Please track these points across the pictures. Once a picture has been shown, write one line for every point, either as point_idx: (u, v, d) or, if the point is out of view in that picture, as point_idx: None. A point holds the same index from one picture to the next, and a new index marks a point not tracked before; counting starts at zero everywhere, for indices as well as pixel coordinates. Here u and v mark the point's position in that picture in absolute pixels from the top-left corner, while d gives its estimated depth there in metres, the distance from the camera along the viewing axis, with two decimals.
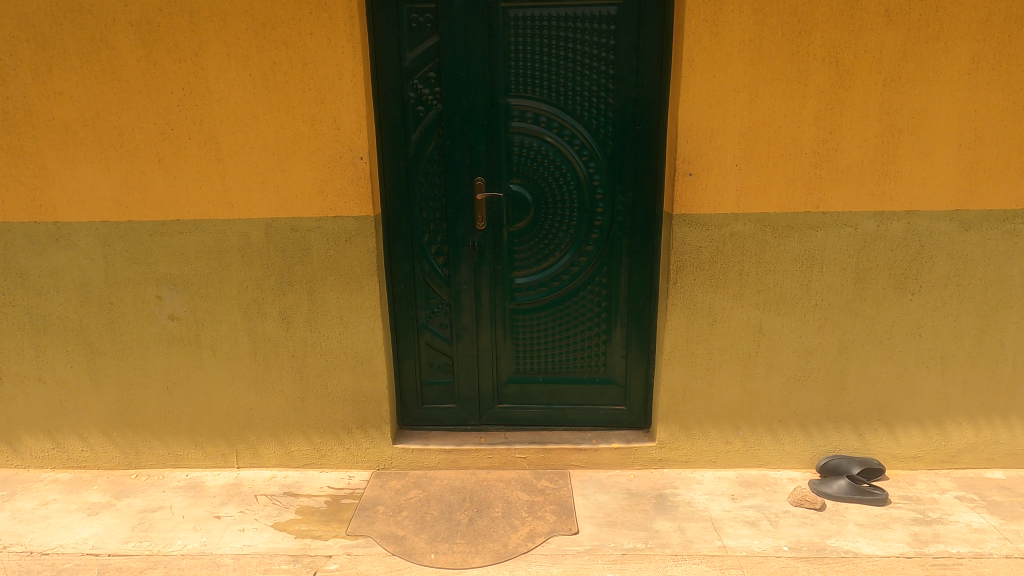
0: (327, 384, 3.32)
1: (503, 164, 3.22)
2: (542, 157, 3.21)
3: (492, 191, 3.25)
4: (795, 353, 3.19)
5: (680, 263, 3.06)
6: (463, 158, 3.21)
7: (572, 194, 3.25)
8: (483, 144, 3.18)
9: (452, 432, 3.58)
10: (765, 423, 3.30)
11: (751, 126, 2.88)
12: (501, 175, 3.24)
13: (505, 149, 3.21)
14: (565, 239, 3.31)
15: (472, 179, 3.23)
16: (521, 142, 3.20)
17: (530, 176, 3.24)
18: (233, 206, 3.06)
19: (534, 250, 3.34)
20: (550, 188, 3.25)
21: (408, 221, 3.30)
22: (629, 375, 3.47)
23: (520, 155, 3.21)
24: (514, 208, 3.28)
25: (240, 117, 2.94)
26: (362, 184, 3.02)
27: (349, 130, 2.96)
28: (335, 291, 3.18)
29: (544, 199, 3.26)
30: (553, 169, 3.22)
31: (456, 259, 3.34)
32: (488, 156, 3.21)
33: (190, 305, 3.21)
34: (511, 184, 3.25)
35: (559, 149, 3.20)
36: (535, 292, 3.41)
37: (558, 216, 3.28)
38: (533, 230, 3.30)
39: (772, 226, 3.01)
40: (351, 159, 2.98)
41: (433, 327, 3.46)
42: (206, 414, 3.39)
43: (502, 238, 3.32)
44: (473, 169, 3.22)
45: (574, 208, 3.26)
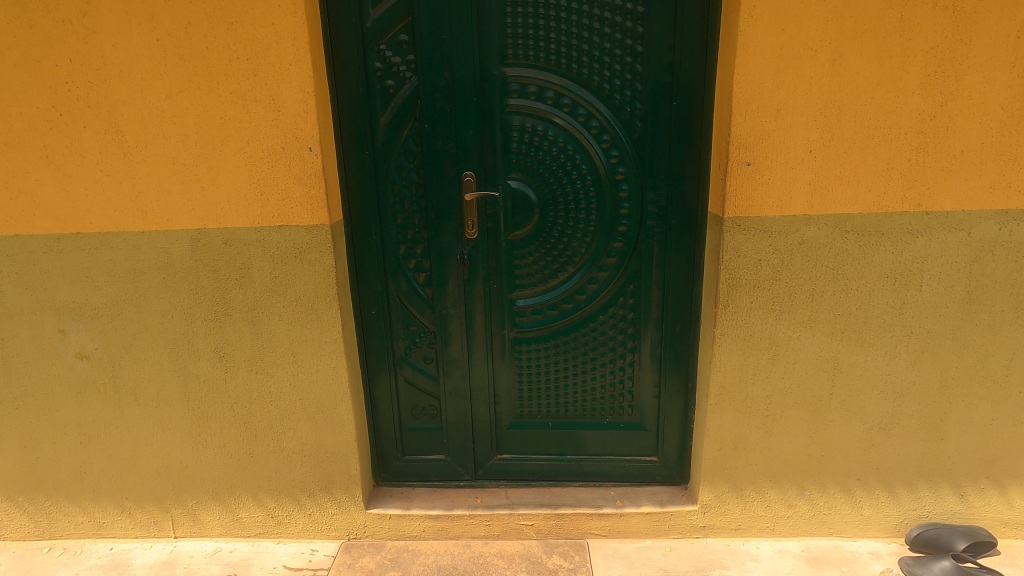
0: (281, 436, 2.63)
1: (498, 153, 2.49)
2: (548, 146, 2.48)
3: (485, 189, 2.52)
4: (880, 394, 2.46)
5: (732, 281, 2.33)
6: (447, 148, 2.48)
7: (588, 191, 2.51)
8: (472, 128, 2.45)
9: (441, 489, 2.89)
10: (838, 482, 2.58)
11: (831, 98, 2.13)
12: (496, 169, 2.50)
13: (501, 136, 2.47)
14: (580, 250, 2.59)
15: (459, 174, 2.51)
16: (521, 126, 2.46)
17: (533, 170, 2.50)
18: (148, 214, 2.36)
19: (540, 264, 2.62)
20: (560, 184, 2.51)
21: (377, 230, 2.57)
22: (662, 419, 2.75)
23: (520, 144, 2.48)
24: (514, 211, 2.54)
25: (150, 98, 2.23)
26: (312, 183, 2.30)
27: (293, 113, 2.23)
28: (285, 322, 2.47)
29: (552, 199, 2.53)
30: (564, 159, 2.49)
31: (441, 276, 2.63)
32: (479, 143, 2.47)
33: (102, 341, 2.52)
34: (509, 180, 2.52)
35: (570, 134, 2.46)
36: (542, 316, 2.69)
37: (570, 221, 2.55)
38: (539, 239, 2.58)
39: (858, 231, 2.26)
40: (298, 151, 2.26)
41: (414, 361, 2.76)
42: (132, 474, 2.71)
43: (500, 250, 2.60)
44: (461, 161, 2.49)
45: (590, 211, 2.53)
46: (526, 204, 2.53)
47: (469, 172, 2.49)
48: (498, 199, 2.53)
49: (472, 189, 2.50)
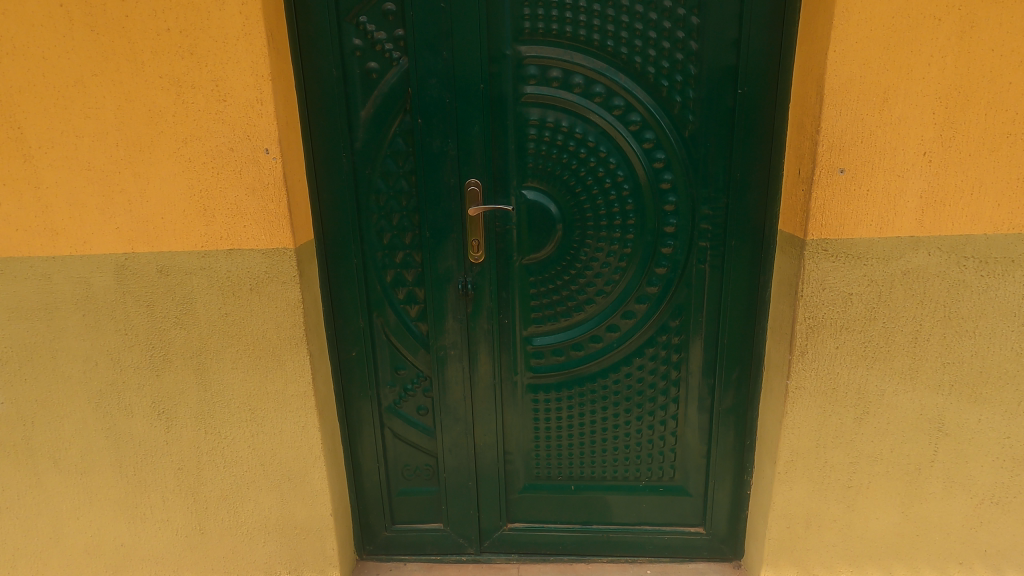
0: (238, 510, 2.10)
1: (512, 156, 1.96)
2: (575, 147, 1.95)
3: (495, 201, 2.00)
4: (995, 462, 1.94)
5: (814, 321, 1.82)
6: (446, 150, 1.95)
7: (624, 203, 1.99)
8: (478, 123, 1.92)
9: (440, 565, 2.37)
10: (935, 568, 2.06)
11: (956, 84, 1.61)
12: (509, 176, 1.98)
13: (515, 134, 1.95)
14: (612, 277, 2.06)
15: (462, 183, 1.98)
16: (540, 121, 1.93)
17: (555, 177, 1.98)
18: (60, 235, 1.83)
19: (563, 295, 2.09)
20: (590, 196, 1.99)
21: (358, 252, 2.04)
22: (712, 484, 2.23)
23: (539, 145, 1.95)
24: (530, 229, 2.02)
25: (56, 84, 1.70)
26: (270, 195, 1.77)
27: (242, 103, 1.70)
28: (241, 370, 1.95)
29: (579, 214, 2.01)
30: (594, 164, 1.96)
31: (439, 310, 2.11)
32: (488, 142, 1.94)
33: (9, 394, 1.99)
34: (524, 190, 1.99)
35: (603, 132, 1.94)
36: (564, 357, 2.17)
37: (601, 241, 2.03)
38: (562, 264, 2.06)
39: (981, 257, 1.74)
40: (251, 153, 1.73)
41: (406, 412, 2.24)
42: (53, 554, 2.18)
43: (513, 277, 2.07)
44: (464, 165, 1.96)
45: (626, 228, 2.01)
46: (545, 220, 2.01)
47: (475, 180, 1.97)
48: (511, 214, 2.00)
49: (478, 201, 1.98)
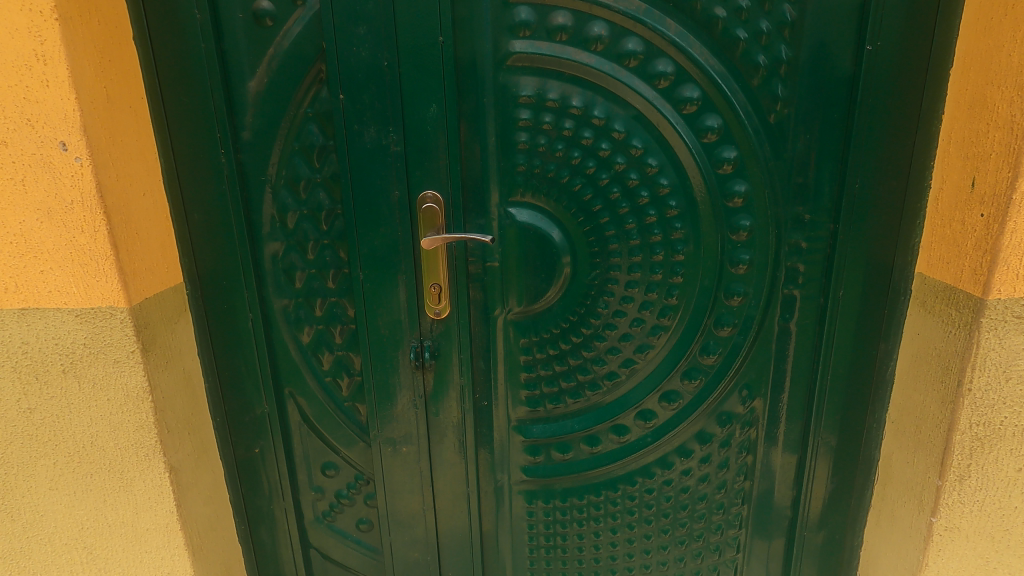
0: None
1: (491, 154, 1.24)
2: (591, 140, 1.22)
3: (465, 224, 1.28)
4: None
5: (984, 428, 1.12)
6: (386, 146, 1.22)
7: (667, 229, 1.27)
8: (436, 102, 1.20)
9: None
10: None
11: None
12: (487, 186, 1.26)
13: (495, 120, 1.22)
14: (646, 341, 1.35)
15: (413, 196, 1.26)
16: (536, 98, 1.20)
17: (559, 188, 1.25)
18: None
19: (569, 366, 1.38)
20: (613, 217, 1.27)
21: (256, 301, 1.33)
22: None
23: (534, 139, 1.22)
24: (520, 269, 1.31)
25: None
26: (76, 220, 1.06)
27: (13, 64, 0.98)
28: (63, 492, 1.23)
29: (596, 246, 1.29)
30: (623, 166, 1.23)
31: (385, 385, 1.40)
32: (452, 133, 1.21)
33: None
34: (510, 208, 1.27)
35: (637, 118, 1.20)
36: (571, 454, 1.45)
37: (630, 286, 1.31)
38: (569, 320, 1.34)
39: None
40: (37, 151, 1.02)
41: (340, 528, 1.53)
42: None
43: (493, 340, 1.36)
44: (415, 169, 1.24)
45: (669, 266, 1.29)
46: (543, 255, 1.29)
47: (433, 193, 1.25)
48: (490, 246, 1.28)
49: (439, 226, 1.27)
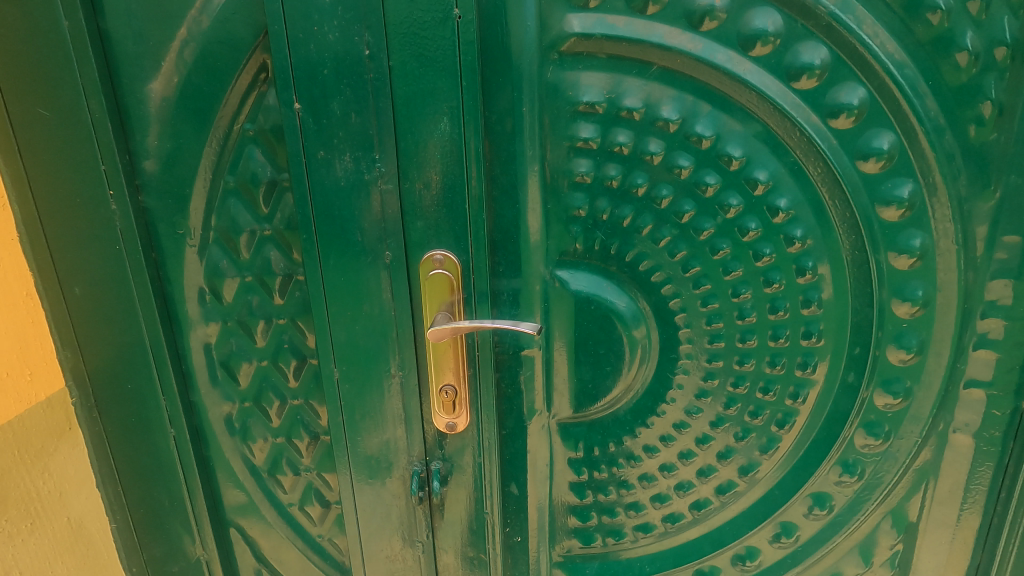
0: None
1: (532, 193, 0.80)
2: (688, 171, 0.78)
3: (492, 297, 0.85)
4: None
5: None
6: (369, 182, 0.78)
7: (798, 303, 0.84)
8: (447, 114, 0.75)
9: None
10: None
11: None
12: (525, 241, 0.82)
13: (539, 139, 0.78)
14: (754, 458, 0.93)
15: (412, 257, 0.82)
16: (606, 105, 0.77)
17: (635, 242, 0.83)
18: None
19: (639, 489, 0.97)
20: (715, 286, 0.84)
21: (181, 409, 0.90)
22: None
23: (599, 169, 0.80)
24: (571, 360, 0.89)
25: None
26: None
27: None
28: None
29: (686, 326, 0.86)
30: (735, 210, 0.80)
31: (374, 520, 0.97)
32: (471, 162, 0.77)
33: None
34: (560, 274, 0.85)
35: (761, 137, 0.77)
36: None
37: (736, 383, 0.88)
38: (642, 428, 0.93)
39: None
40: None
41: None
42: None
43: (531, 457, 0.94)
44: (415, 217, 0.80)
45: (797, 357, 0.86)
46: (607, 342, 0.87)
47: (442, 253, 0.81)
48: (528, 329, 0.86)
49: (450, 301, 0.83)
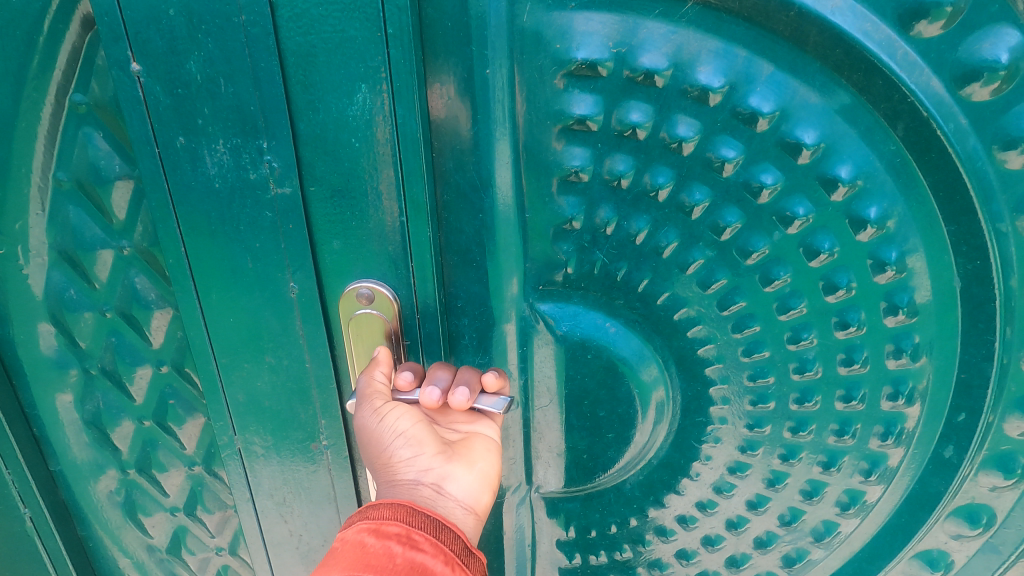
0: None
1: (504, 200, 0.55)
2: (734, 166, 0.54)
3: (449, 339, 0.62)
4: None
5: None
6: (256, 184, 0.52)
7: (882, 354, 0.60)
8: (365, 79, 0.49)
9: None
10: None
11: None
12: (494, 266, 0.58)
13: (513, 119, 0.53)
14: (804, 546, 0.72)
15: (330, 289, 0.57)
16: (612, 66, 0.51)
17: (653, 266, 0.59)
18: None
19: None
20: (767, 330, 0.60)
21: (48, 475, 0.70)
22: None
23: (603, 164, 0.55)
24: (560, 423, 0.65)
25: None
26: None
27: None
28: None
29: (721, 381, 0.63)
30: (803, 222, 0.55)
31: None
32: (407, 155, 0.51)
33: None
34: (546, 311, 0.60)
35: (849, 113, 0.51)
36: None
37: (790, 457, 0.66)
38: (656, 505, 0.70)
39: None
40: None
41: None
42: None
43: (508, 540, 0.72)
44: (331, 234, 0.55)
45: (874, 424, 0.63)
46: (609, 402, 0.63)
47: (369, 287, 0.56)
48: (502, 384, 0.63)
49: (388, 347, 0.59)
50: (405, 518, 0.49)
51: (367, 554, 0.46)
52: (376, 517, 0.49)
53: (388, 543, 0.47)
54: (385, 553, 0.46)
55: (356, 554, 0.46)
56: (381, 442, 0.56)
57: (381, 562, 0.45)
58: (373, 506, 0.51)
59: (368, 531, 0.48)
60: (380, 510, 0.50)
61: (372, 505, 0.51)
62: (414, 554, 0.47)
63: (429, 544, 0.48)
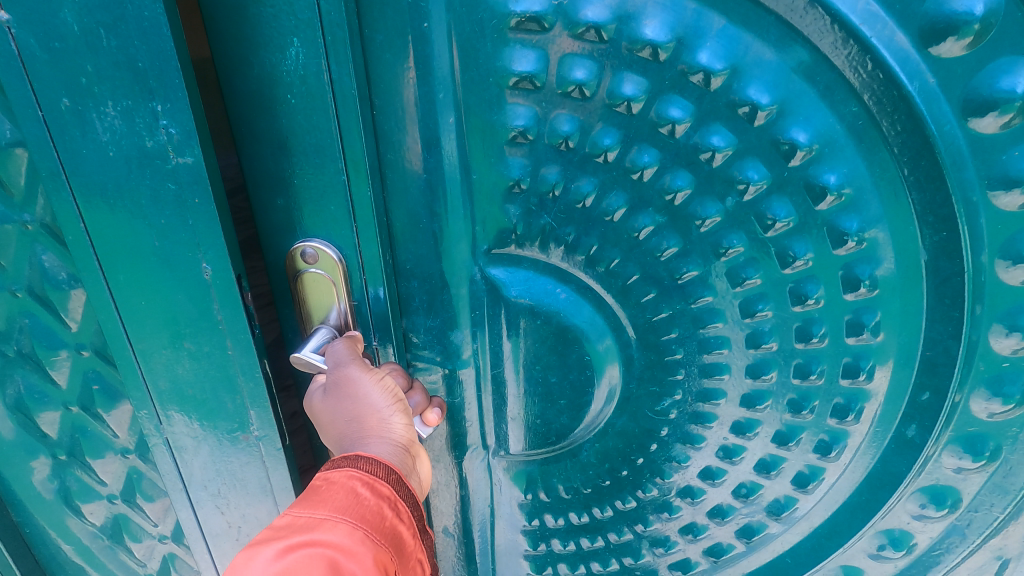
0: None
1: (449, 163, 0.55)
2: (684, 128, 0.52)
3: (399, 302, 0.64)
4: None
5: None
6: (152, 153, 0.47)
7: (841, 329, 0.58)
8: (298, 35, 0.48)
9: None
10: None
11: None
12: (443, 232, 0.59)
13: (451, 78, 0.52)
14: (761, 519, 0.73)
15: (280, 249, 0.60)
16: (555, 21, 0.48)
17: (603, 232, 0.59)
18: None
19: (608, 542, 0.80)
20: (719, 300, 0.60)
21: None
22: None
23: (548, 125, 0.53)
24: (513, 385, 0.67)
25: None
26: None
27: None
28: None
29: (677, 350, 0.63)
30: (758, 188, 0.53)
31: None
32: (345, 112, 0.52)
33: None
34: (496, 275, 0.61)
35: (807, 71, 0.48)
36: None
37: (748, 433, 0.67)
38: (614, 472, 0.73)
39: None
40: None
41: None
42: None
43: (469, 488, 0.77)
44: (273, 194, 0.56)
45: (835, 398, 0.62)
46: (561, 369, 0.65)
47: (314, 246, 0.58)
48: (456, 346, 0.66)
49: (336, 311, 0.62)
50: (393, 484, 0.55)
51: (363, 507, 0.51)
52: (370, 470, 0.54)
53: (380, 502, 0.52)
54: (377, 510, 0.52)
55: (349, 504, 0.51)
56: (374, 402, 0.58)
57: (374, 519, 0.50)
58: (364, 458, 0.55)
59: (362, 481, 0.53)
60: (375, 467, 0.55)
61: (362, 456, 0.55)
62: (397, 522, 0.53)
63: (406, 515, 0.55)
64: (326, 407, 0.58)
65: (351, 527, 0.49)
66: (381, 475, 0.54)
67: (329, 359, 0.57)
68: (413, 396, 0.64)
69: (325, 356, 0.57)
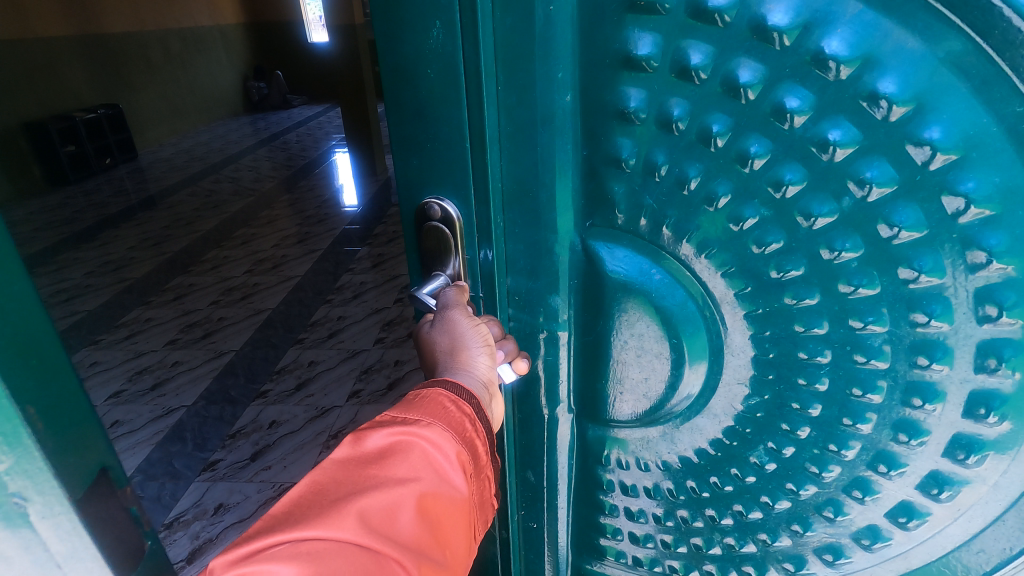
0: None
1: (560, 138, 0.54)
2: (802, 121, 0.44)
3: (506, 261, 0.61)
4: None
5: None
6: None
7: (967, 355, 0.45)
8: (440, 16, 0.50)
9: None
10: None
11: None
12: (551, 200, 0.57)
13: (572, 56, 0.51)
14: (847, 545, 0.60)
15: (411, 203, 0.61)
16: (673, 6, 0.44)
17: (705, 222, 0.52)
18: None
19: (677, 526, 0.71)
20: (823, 306, 0.50)
21: None
22: None
23: (658, 107, 0.49)
24: (609, 355, 0.61)
25: None
26: None
27: None
28: None
29: (772, 351, 0.54)
30: (872, 185, 0.43)
31: None
32: (470, 86, 0.52)
33: None
34: (597, 250, 0.57)
35: (956, 63, 0.38)
36: None
37: (839, 450, 0.54)
38: (692, 458, 0.64)
39: None
40: None
41: None
42: None
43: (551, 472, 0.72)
44: (408, 153, 0.58)
45: (949, 434, 0.49)
46: (652, 345, 0.58)
47: (440, 204, 0.58)
48: (554, 309, 0.62)
49: (451, 266, 0.61)
50: (477, 410, 0.53)
51: (450, 419, 0.50)
52: (456, 392, 0.52)
53: (465, 420, 0.51)
54: (462, 426, 0.51)
55: (438, 414, 0.50)
56: (466, 343, 0.56)
57: (458, 432, 0.50)
58: (451, 381, 0.53)
59: (450, 399, 0.52)
60: (461, 390, 0.53)
61: (450, 380, 0.54)
62: (478, 441, 0.52)
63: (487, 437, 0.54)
64: (425, 344, 0.58)
65: (439, 434, 0.49)
66: (467, 398, 0.52)
67: (437, 303, 0.58)
68: (504, 344, 0.61)
69: (434, 300, 0.59)
